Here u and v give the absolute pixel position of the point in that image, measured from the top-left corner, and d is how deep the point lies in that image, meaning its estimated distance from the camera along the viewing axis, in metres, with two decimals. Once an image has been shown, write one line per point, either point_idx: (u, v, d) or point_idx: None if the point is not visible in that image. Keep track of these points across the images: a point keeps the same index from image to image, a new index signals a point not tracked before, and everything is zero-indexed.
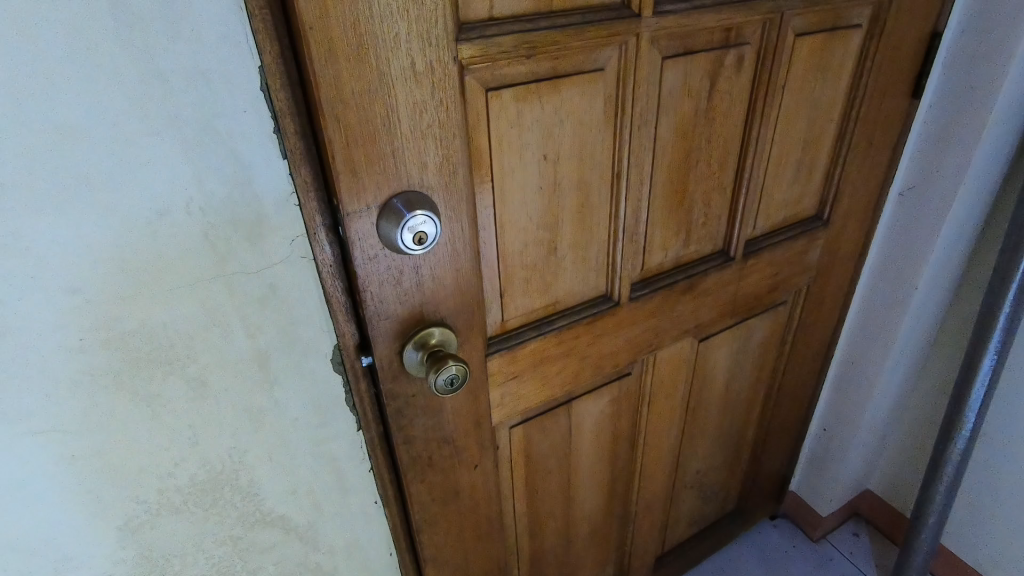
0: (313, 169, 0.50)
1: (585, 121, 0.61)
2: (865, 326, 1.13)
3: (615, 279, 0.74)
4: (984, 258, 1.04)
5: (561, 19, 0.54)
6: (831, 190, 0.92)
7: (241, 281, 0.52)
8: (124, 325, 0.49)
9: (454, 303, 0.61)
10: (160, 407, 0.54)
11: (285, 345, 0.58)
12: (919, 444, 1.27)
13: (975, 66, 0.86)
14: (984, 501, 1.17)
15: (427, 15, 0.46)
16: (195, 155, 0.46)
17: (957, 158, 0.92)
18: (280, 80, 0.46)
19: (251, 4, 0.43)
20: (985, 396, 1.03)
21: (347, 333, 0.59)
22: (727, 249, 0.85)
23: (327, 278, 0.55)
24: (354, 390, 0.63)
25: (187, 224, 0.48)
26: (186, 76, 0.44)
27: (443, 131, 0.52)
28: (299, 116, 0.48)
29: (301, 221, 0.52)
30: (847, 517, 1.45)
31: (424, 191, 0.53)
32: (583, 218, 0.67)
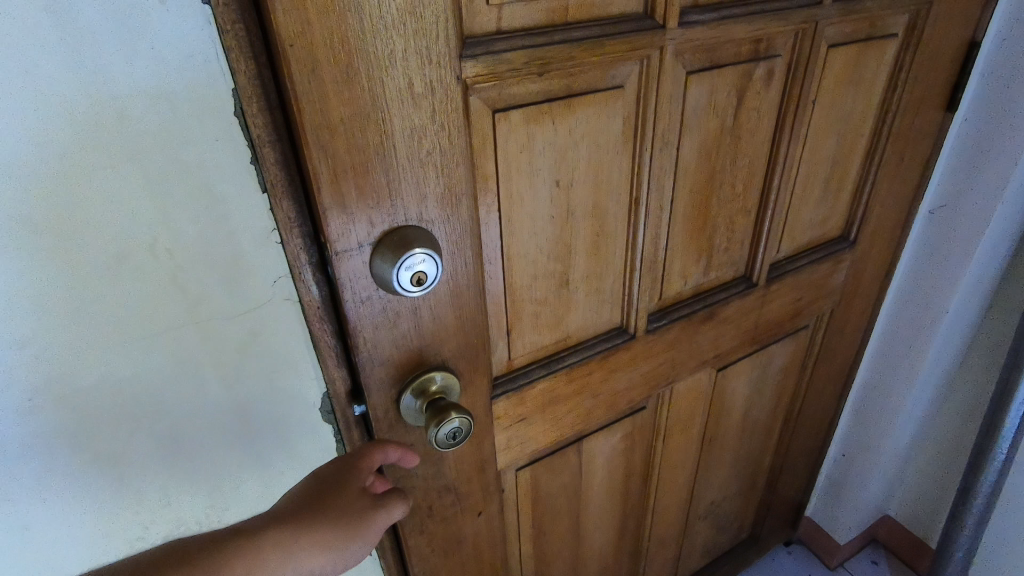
0: (297, 202, 0.44)
1: (603, 144, 0.55)
2: (889, 349, 1.07)
3: (631, 311, 0.68)
4: (1018, 279, 0.98)
5: (576, 32, 0.48)
6: (859, 209, 0.86)
7: (217, 326, 0.48)
8: (82, 380, 0.44)
9: (457, 344, 0.55)
10: (126, 466, 0.49)
11: (267, 395, 0.53)
12: (944, 472, 1.21)
13: (1016, 77, 0.80)
14: (1015, 534, 1.11)
15: (428, 29, 0.40)
16: (160, 190, 0.41)
17: (995, 175, 0.86)
18: (257, 103, 0.40)
19: (221, 17, 0.37)
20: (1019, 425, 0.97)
21: (337, 379, 0.53)
22: (749, 274, 0.79)
23: (314, 320, 0.49)
24: (346, 439, 0.57)
25: (154, 266, 0.43)
26: (147, 102, 0.39)
27: (444, 158, 0.46)
28: (280, 144, 0.42)
29: (283, 261, 0.48)
30: (866, 544, 1.38)
31: (423, 226, 0.47)
32: (598, 248, 0.61)
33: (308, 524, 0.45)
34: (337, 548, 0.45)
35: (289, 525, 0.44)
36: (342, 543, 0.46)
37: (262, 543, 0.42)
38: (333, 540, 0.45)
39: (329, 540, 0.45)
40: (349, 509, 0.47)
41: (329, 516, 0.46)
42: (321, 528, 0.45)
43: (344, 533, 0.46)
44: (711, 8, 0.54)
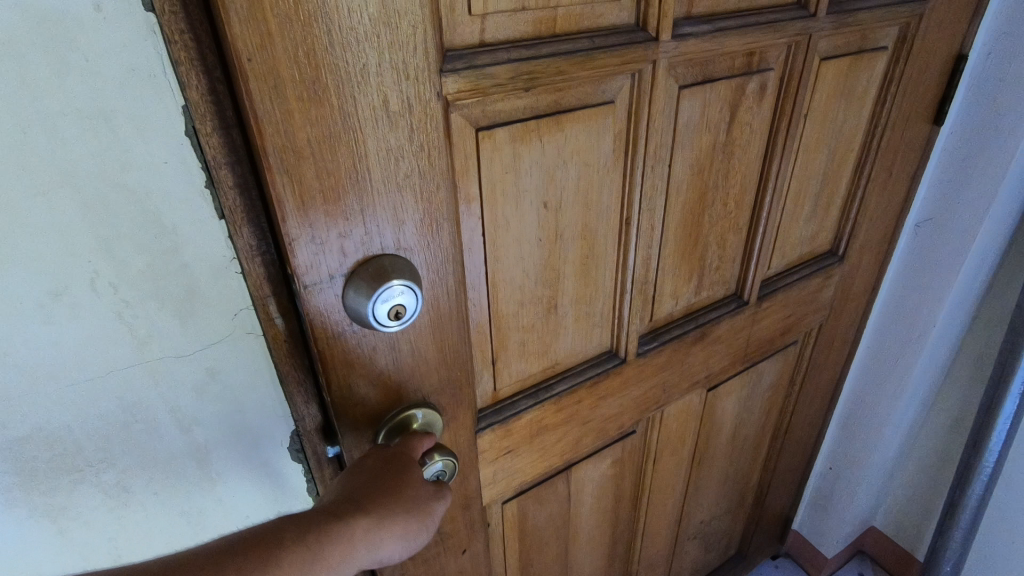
0: (257, 229, 0.42)
1: (592, 163, 0.52)
2: (876, 363, 1.06)
3: (622, 334, 0.65)
4: (1004, 291, 0.97)
5: (565, 45, 0.44)
6: (848, 224, 0.84)
7: (170, 365, 0.47)
8: (16, 430, 0.44)
9: (439, 378, 0.51)
10: (69, 522, 0.51)
11: (226, 435, 0.53)
12: (932, 486, 1.20)
13: (1003, 90, 0.79)
14: (1002, 547, 1.10)
15: (404, 41, 0.36)
16: (100, 225, 0.40)
17: (981, 188, 0.84)
18: (210, 123, 0.38)
19: (168, 27, 0.34)
20: (1006, 440, 0.97)
21: (307, 417, 0.50)
22: (739, 292, 0.77)
23: (281, 356, 0.47)
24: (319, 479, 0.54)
25: (95, 306, 0.42)
26: (83, 120, 0.37)
27: (423, 181, 0.42)
28: (238, 165, 0.39)
29: (245, 292, 0.47)
30: (852, 556, 1.38)
31: (402, 254, 0.43)
32: (588, 271, 0.58)
33: (387, 515, 0.42)
34: (409, 537, 0.43)
35: (371, 513, 0.41)
36: (414, 535, 0.44)
37: (347, 531, 0.39)
38: (407, 531, 0.43)
39: (404, 532, 0.43)
40: (421, 498, 0.45)
41: (405, 510, 0.43)
42: (399, 519, 0.42)
43: (417, 526, 0.44)
44: (705, 19, 0.52)
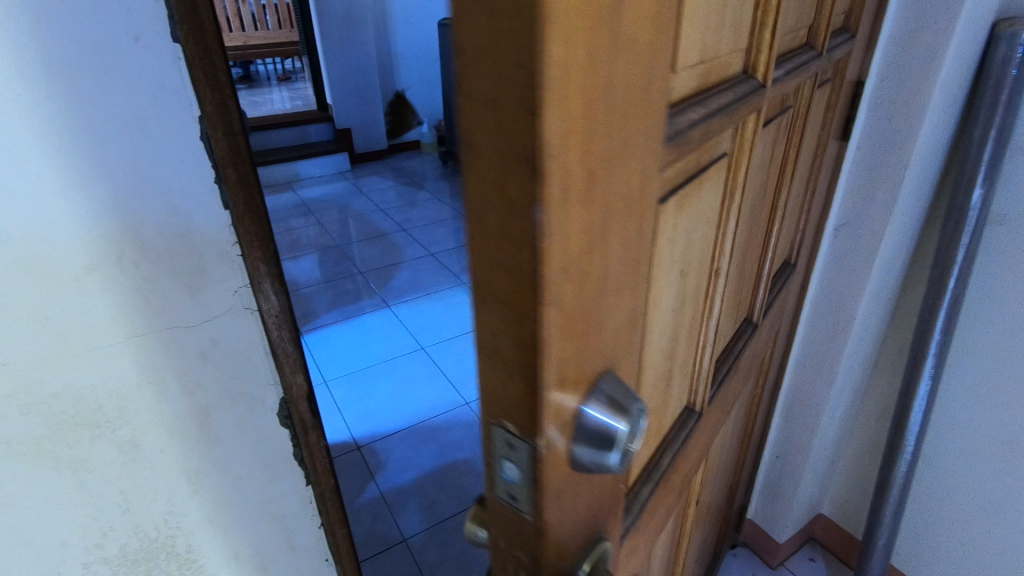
0: (254, 216, 0.60)
1: (709, 220, 0.50)
2: (807, 356, 1.19)
3: (700, 388, 0.64)
4: (912, 288, 1.17)
5: (719, 99, 0.42)
6: (797, 236, 0.93)
7: (180, 335, 0.61)
8: (49, 386, 0.56)
9: (612, 503, 0.44)
10: (88, 474, 0.62)
11: (223, 402, 0.67)
12: (866, 464, 1.36)
13: (896, 113, 0.94)
14: (924, 504, 1.27)
15: (649, 114, 0.31)
16: (124, 209, 0.54)
17: (886, 196, 0.99)
18: (220, 132, 0.56)
19: (190, 55, 0.53)
20: (922, 419, 1.13)
21: (295, 384, 0.70)
22: (750, 318, 0.80)
23: (272, 324, 0.65)
24: (304, 443, 0.74)
25: (118, 277, 0.56)
26: (123, 129, 0.52)
27: (634, 277, 0.36)
28: (241, 165, 0.58)
29: (246, 273, 0.62)
30: (803, 543, 1.51)
31: (616, 374, 0.36)
32: (693, 334, 0.56)
33: None
34: None
35: None
36: None
37: None
38: None
39: None
40: None
41: None
42: None
43: None
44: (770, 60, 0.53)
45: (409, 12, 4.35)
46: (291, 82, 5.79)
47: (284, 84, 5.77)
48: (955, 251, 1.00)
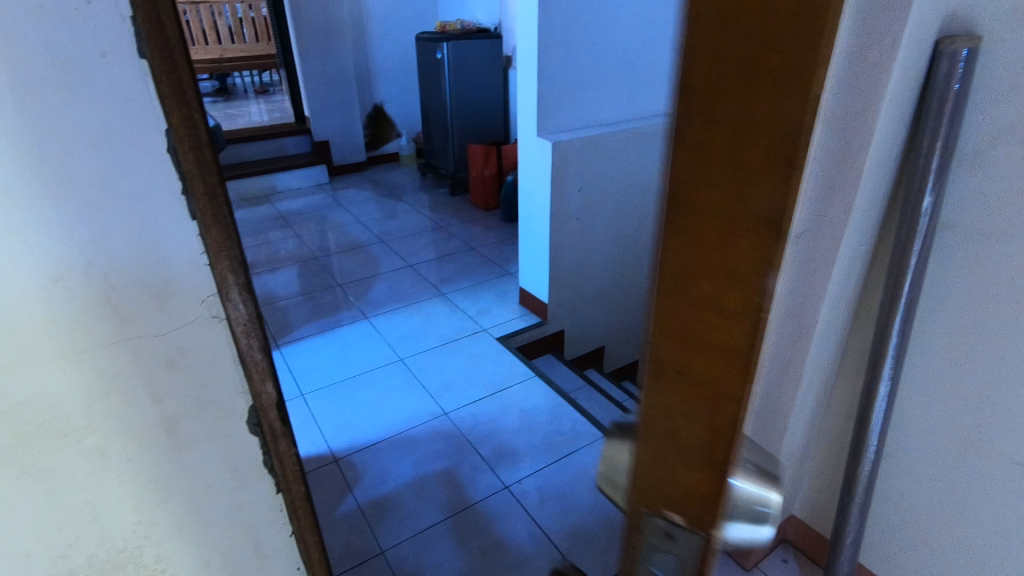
0: (221, 225, 0.62)
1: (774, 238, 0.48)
2: (775, 358, 1.23)
3: None
4: (871, 293, 1.21)
5: None
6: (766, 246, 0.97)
7: (148, 343, 0.62)
8: (16, 394, 0.57)
9: None
10: (54, 482, 0.62)
11: (192, 409, 0.68)
12: (833, 464, 1.39)
13: (850, 123, 0.99)
14: (890, 503, 1.31)
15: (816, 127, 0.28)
16: (91, 220, 0.56)
17: (842, 203, 1.03)
18: (187, 144, 0.57)
19: (155, 70, 0.54)
20: (883, 419, 1.17)
21: (264, 391, 0.71)
22: None
23: (241, 333, 0.67)
24: (274, 451, 0.75)
25: (84, 286, 0.57)
26: (89, 142, 0.53)
27: None
28: (208, 177, 0.59)
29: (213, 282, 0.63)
30: (776, 545, 1.54)
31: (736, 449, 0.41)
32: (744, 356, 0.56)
33: None
34: None
35: None
36: None
37: None
38: None
39: None
40: None
41: None
42: None
43: None
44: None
45: (386, 26, 4.39)
46: (268, 95, 5.78)
47: (261, 96, 5.74)
48: (909, 256, 1.04)
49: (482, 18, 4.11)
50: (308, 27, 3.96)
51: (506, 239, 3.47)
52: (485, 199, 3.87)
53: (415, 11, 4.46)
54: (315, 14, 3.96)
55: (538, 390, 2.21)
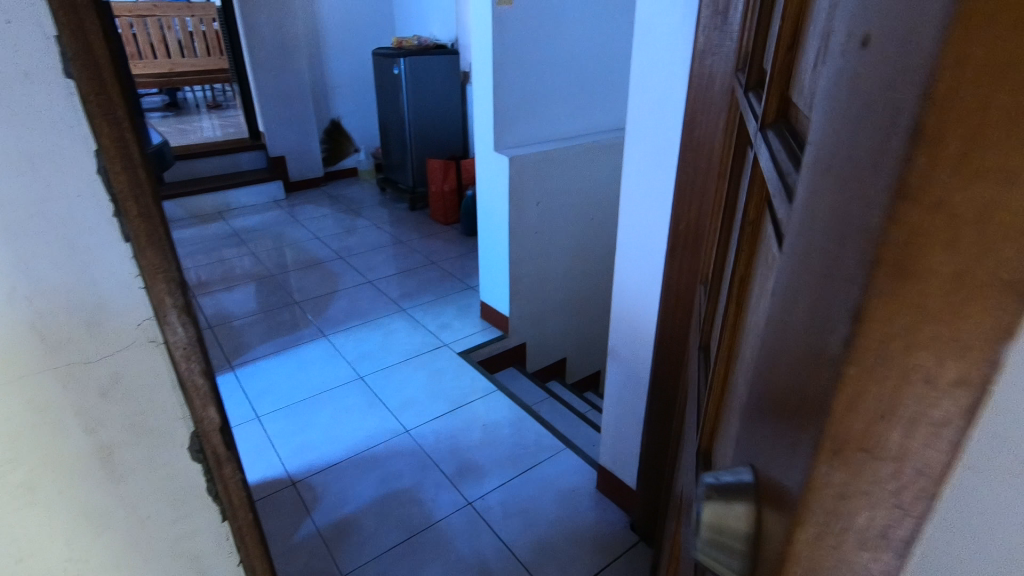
0: (157, 246, 0.60)
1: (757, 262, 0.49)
2: None
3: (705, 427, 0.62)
4: None
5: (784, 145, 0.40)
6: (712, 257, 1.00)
7: (80, 370, 0.60)
8: None
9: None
10: None
11: (129, 438, 0.65)
12: None
13: None
14: None
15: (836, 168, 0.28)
16: (15, 243, 0.53)
17: None
18: (119, 166, 0.56)
19: (84, 90, 0.53)
20: None
21: (206, 417, 0.69)
22: (703, 344, 0.82)
23: (180, 357, 0.65)
24: (218, 477, 0.73)
25: (9, 313, 0.55)
26: (11, 163, 0.52)
27: None
28: (142, 198, 0.58)
29: (150, 305, 0.62)
30: None
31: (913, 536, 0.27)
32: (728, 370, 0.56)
33: None
34: None
35: None
36: None
37: None
38: None
39: None
40: None
41: None
42: None
43: None
44: (767, 110, 0.48)
45: (343, 42, 4.38)
46: (223, 109, 5.65)
47: (213, 110, 5.61)
48: None
49: (438, 34, 4.14)
50: (262, 41, 3.91)
51: (468, 254, 3.47)
52: (445, 213, 3.87)
53: (372, 27, 4.45)
54: (269, 29, 3.91)
55: (500, 404, 2.21)
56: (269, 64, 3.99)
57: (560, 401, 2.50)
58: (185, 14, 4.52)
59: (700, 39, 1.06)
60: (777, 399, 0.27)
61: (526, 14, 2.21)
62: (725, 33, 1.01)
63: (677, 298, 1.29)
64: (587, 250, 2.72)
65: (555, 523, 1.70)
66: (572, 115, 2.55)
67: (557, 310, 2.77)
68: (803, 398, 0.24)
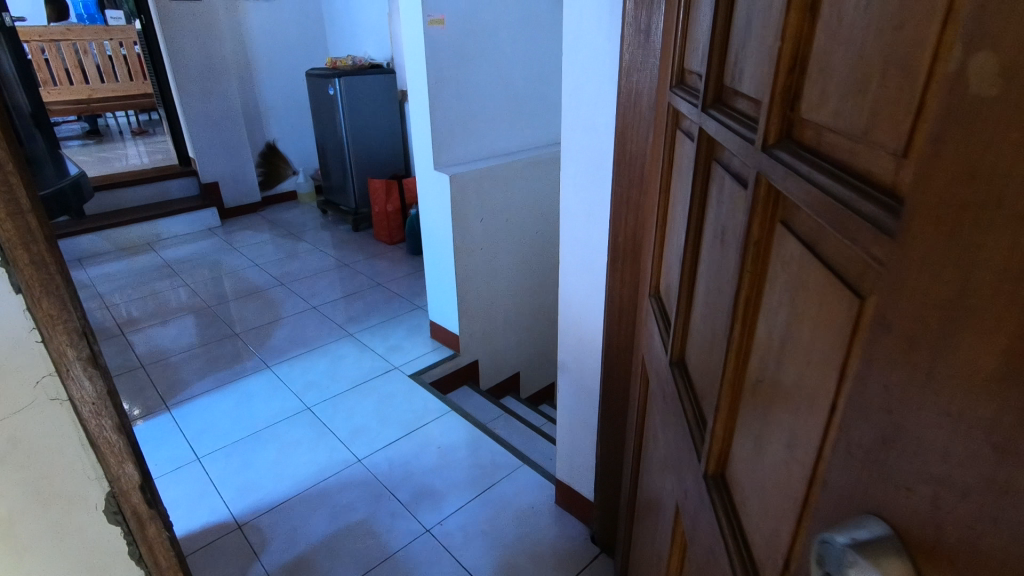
0: (55, 298, 0.56)
1: (774, 281, 0.46)
2: None
3: (709, 452, 0.59)
4: None
5: (817, 171, 0.38)
6: (657, 269, 1.01)
7: None
8: None
9: None
10: None
11: (34, 506, 0.60)
12: None
13: None
14: None
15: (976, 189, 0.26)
16: None
17: None
18: (6, 212, 0.52)
19: None
20: None
21: (123, 474, 0.64)
22: (672, 359, 0.79)
23: (88, 414, 0.60)
24: (141, 538, 0.68)
25: None
26: None
27: None
28: (33, 246, 0.54)
29: (50, 361, 0.57)
30: None
31: None
32: (739, 389, 0.54)
33: None
34: None
35: None
36: None
37: None
38: None
39: None
40: None
41: None
42: None
43: None
44: (765, 130, 0.45)
45: (274, 64, 4.28)
46: (150, 135, 5.41)
47: (137, 137, 5.35)
48: None
49: (373, 53, 4.11)
50: (188, 64, 3.77)
51: (416, 273, 3.43)
52: (390, 233, 3.81)
53: (305, 47, 4.37)
54: (195, 51, 3.77)
55: (456, 424, 2.18)
56: (197, 88, 3.85)
57: (515, 417, 2.48)
58: (103, 38, 4.32)
59: (624, 57, 1.09)
60: (937, 440, 0.25)
61: (459, 34, 2.23)
62: (648, 50, 1.04)
63: (621, 309, 1.30)
64: (533, 263, 2.74)
65: (517, 542, 1.68)
66: (510, 131, 2.58)
67: (507, 324, 2.76)
68: (1009, 449, 0.22)
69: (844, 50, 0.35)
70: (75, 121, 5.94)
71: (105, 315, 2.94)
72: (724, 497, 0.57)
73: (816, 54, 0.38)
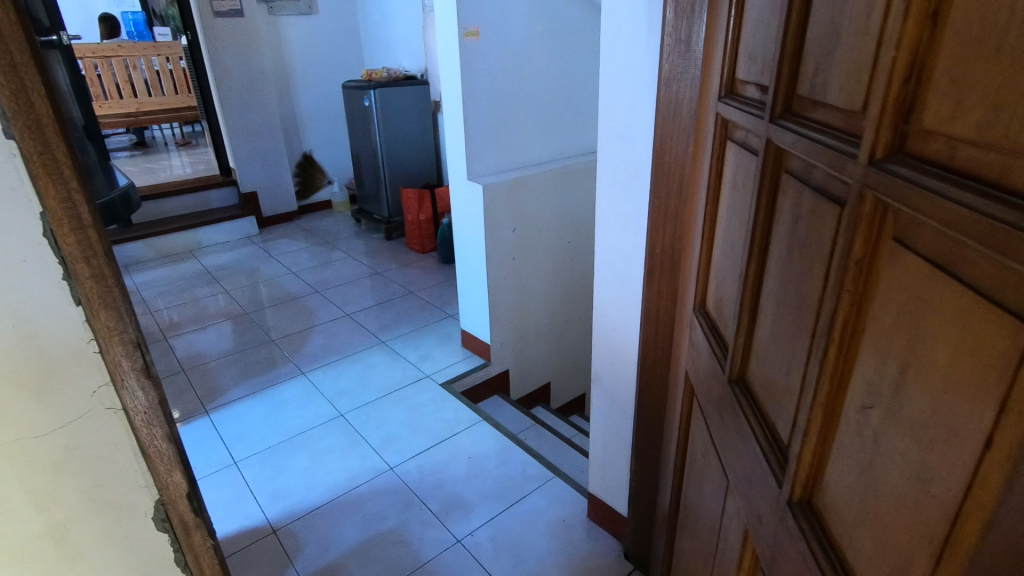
0: (112, 310, 0.57)
1: (888, 304, 0.44)
2: None
3: (795, 479, 0.57)
4: None
5: (960, 188, 0.35)
6: (703, 283, 0.98)
7: (32, 447, 0.57)
8: None
9: None
10: None
11: (87, 512, 0.62)
12: None
13: None
14: None
15: None
16: None
17: None
18: (69, 227, 0.54)
19: (29, 152, 0.51)
20: None
21: (172, 483, 0.66)
22: (731, 377, 0.77)
23: (141, 423, 0.62)
24: (187, 545, 0.69)
25: None
26: None
27: None
28: (93, 259, 0.56)
29: (106, 371, 0.59)
30: None
31: None
32: (835, 416, 0.51)
33: None
34: None
35: None
36: None
37: None
38: None
39: None
40: None
41: None
42: None
43: None
44: (872, 142, 0.43)
45: (310, 76, 4.38)
46: (192, 146, 5.60)
47: (183, 147, 5.56)
48: None
49: (405, 65, 4.18)
50: (230, 78, 3.89)
51: (448, 282, 3.44)
52: (422, 242, 3.85)
53: (339, 60, 4.47)
54: (236, 65, 3.89)
55: (488, 434, 2.17)
56: (237, 101, 3.96)
57: (546, 428, 2.46)
58: (151, 54, 4.51)
59: (664, 67, 1.08)
60: None
61: (493, 45, 2.24)
62: (689, 60, 1.03)
63: (659, 322, 1.28)
64: (564, 273, 2.73)
65: (551, 555, 1.66)
66: (542, 141, 2.57)
67: (537, 334, 2.74)
68: None
69: (994, 61, 0.33)
70: (123, 134, 6.21)
71: (149, 321, 3.04)
72: (816, 527, 0.54)
73: (946, 65, 0.36)
